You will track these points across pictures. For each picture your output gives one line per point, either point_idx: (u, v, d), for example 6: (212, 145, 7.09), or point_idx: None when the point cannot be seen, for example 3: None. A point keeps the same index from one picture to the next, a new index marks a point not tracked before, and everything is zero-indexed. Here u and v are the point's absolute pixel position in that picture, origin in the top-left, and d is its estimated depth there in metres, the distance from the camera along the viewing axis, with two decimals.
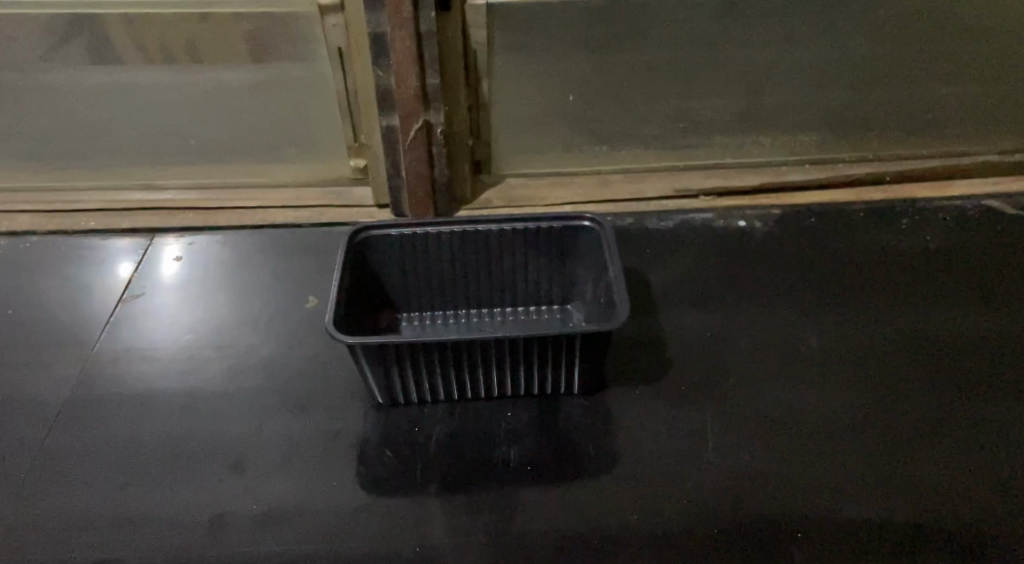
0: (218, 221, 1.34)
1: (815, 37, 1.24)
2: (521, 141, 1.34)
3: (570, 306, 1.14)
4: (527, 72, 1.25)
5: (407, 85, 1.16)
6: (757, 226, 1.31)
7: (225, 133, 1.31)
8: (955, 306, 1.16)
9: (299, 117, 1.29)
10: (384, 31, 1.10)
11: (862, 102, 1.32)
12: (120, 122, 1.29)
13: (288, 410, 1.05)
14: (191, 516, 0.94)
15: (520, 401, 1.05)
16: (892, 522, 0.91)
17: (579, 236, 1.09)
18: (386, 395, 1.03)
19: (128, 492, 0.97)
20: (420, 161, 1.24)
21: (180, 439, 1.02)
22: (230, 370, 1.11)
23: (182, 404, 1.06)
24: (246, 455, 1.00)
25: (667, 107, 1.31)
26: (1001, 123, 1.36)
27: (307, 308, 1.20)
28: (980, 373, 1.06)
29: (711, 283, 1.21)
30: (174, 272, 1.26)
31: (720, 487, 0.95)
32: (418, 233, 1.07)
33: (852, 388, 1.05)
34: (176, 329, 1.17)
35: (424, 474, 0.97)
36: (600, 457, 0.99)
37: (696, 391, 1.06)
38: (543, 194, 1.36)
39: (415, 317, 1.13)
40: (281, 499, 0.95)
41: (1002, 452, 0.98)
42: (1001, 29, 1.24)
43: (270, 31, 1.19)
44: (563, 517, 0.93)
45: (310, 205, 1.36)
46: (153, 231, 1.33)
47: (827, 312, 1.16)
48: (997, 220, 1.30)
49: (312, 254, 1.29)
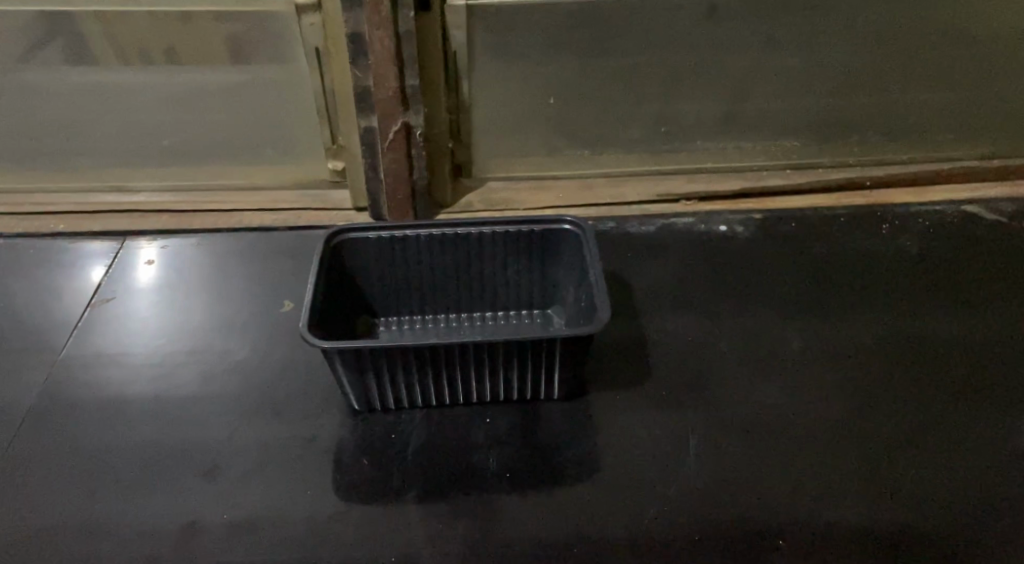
0: (192, 223, 1.32)
1: (796, 42, 1.24)
2: (502, 144, 1.33)
3: (551, 309, 1.12)
4: (508, 75, 1.24)
5: (386, 86, 1.14)
6: (739, 231, 1.30)
7: (200, 134, 1.29)
8: (936, 311, 1.16)
9: (276, 117, 1.26)
10: (364, 30, 1.08)
11: (842, 107, 1.32)
12: (92, 123, 1.27)
13: (263, 415, 1.03)
14: (161, 526, 0.91)
15: (500, 406, 1.03)
16: (876, 526, 0.91)
17: (561, 238, 1.07)
18: (363, 401, 1.01)
19: (95, 501, 0.94)
20: (399, 163, 1.22)
21: (152, 445, 0.99)
22: (204, 374, 1.08)
23: (152, 410, 1.04)
24: (220, 461, 0.98)
25: (649, 111, 1.31)
26: (980, 128, 1.37)
27: (283, 312, 1.17)
28: (962, 377, 1.07)
29: (692, 286, 1.20)
30: (147, 275, 1.23)
31: (704, 493, 0.94)
32: (397, 235, 1.06)
33: (834, 392, 1.05)
34: (148, 334, 1.14)
35: (403, 481, 0.95)
36: (582, 464, 0.97)
37: (679, 396, 1.05)
38: (525, 197, 1.35)
39: (393, 321, 1.11)
40: (256, 507, 0.93)
41: (984, 456, 0.98)
42: (979, 36, 1.25)
43: (246, 31, 1.17)
44: (545, 524, 0.91)
45: (287, 208, 1.34)
46: (125, 234, 1.31)
47: (808, 316, 1.15)
48: (977, 224, 1.30)
49: (288, 257, 1.27)
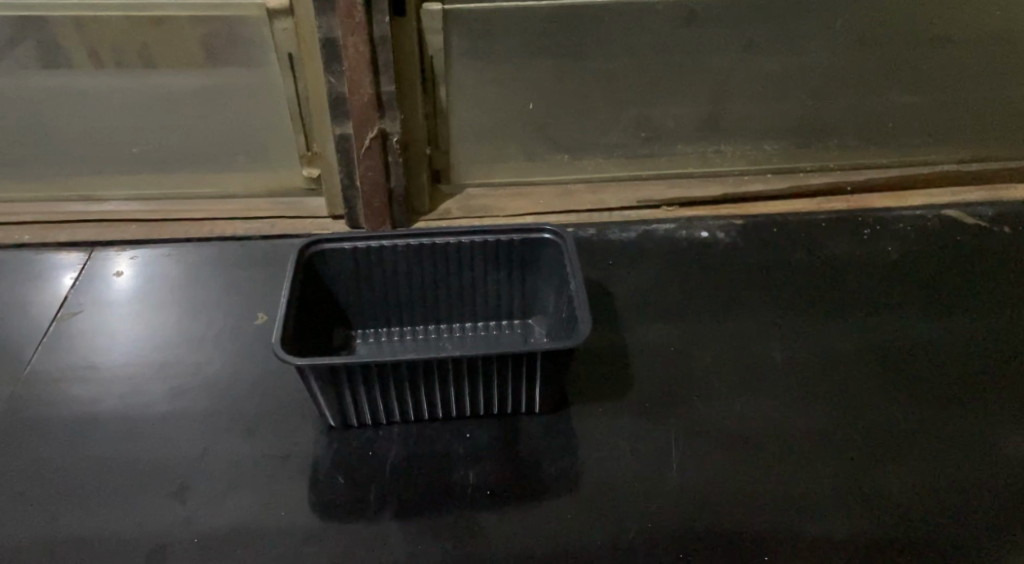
0: (163, 233, 1.29)
1: (776, 47, 1.23)
2: (481, 151, 1.31)
3: (531, 319, 1.11)
4: (486, 80, 1.22)
5: (362, 92, 1.12)
6: (720, 237, 1.29)
7: (170, 142, 1.26)
8: (918, 318, 1.15)
9: (249, 123, 1.24)
10: (337, 35, 1.06)
11: (822, 111, 1.32)
12: (57, 130, 1.23)
13: (236, 432, 1.00)
14: (129, 546, 0.88)
15: (480, 420, 1.01)
16: (861, 538, 0.89)
17: (541, 248, 1.06)
18: (338, 417, 0.98)
19: (59, 525, 0.90)
20: (375, 171, 1.20)
21: (120, 463, 0.97)
22: (174, 390, 1.05)
23: (120, 428, 1.01)
24: (189, 482, 0.95)
25: (629, 116, 1.29)
26: (959, 132, 1.37)
27: (256, 324, 1.15)
28: (947, 384, 1.06)
29: (673, 293, 1.19)
30: (116, 287, 1.20)
31: (687, 506, 0.92)
32: (373, 246, 1.03)
33: (817, 400, 1.04)
34: (117, 349, 1.11)
35: (380, 499, 0.93)
36: (562, 479, 0.95)
37: (660, 406, 1.03)
38: (504, 204, 1.33)
39: (370, 334, 1.09)
40: (227, 528, 0.90)
41: (968, 464, 0.97)
42: (957, 41, 1.25)
43: (216, 37, 1.14)
44: (527, 539, 0.89)
45: (260, 217, 1.31)
46: (93, 245, 1.27)
47: (791, 324, 1.14)
48: (958, 229, 1.30)
49: (262, 266, 1.24)
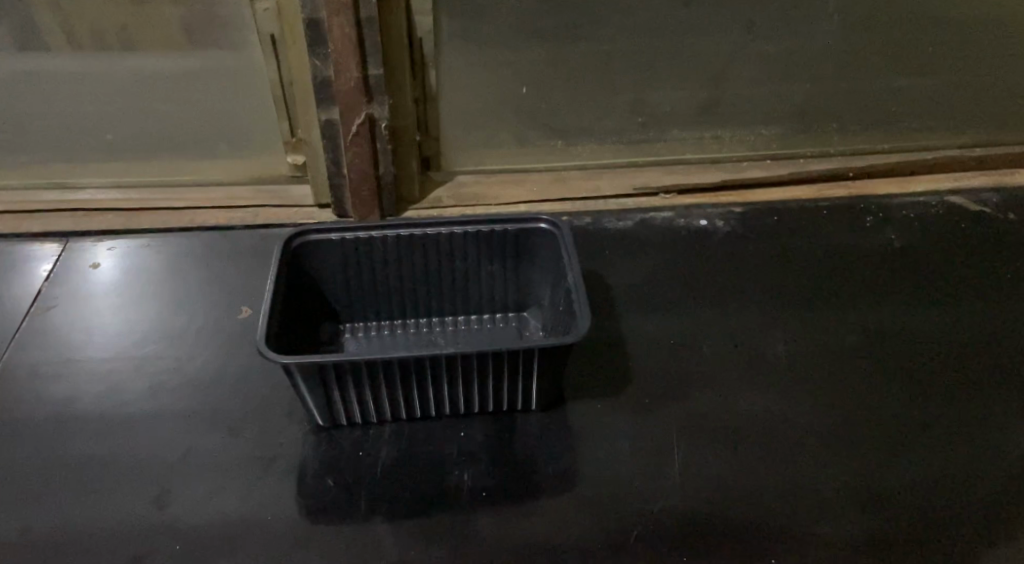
0: (141, 222, 1.23)
1: (776, 28, 1.19)
2: (472, 137, 1.27)
3: (526, 313, 1.07)
4: (476, 62, 1.18)
5: (348, 76, 1.07)
6: (719, 225, 1.26)
7: (150, 127, 1.20)
8: (922, 307, 1.12)
9: (231, 108, 1.19)
10: (322, 16, 1.01)
11: (823, 95, 1.28)
12: (31, 114, 1.18)
13: (219, 431, 0.96)
14: (107, 549, 0.85)
15: (475, 418, 0.98)
16: (867, 535, 0.87)
17: (536, 239, 1.02)
18: (327, 417, 0.94)
19: (33, 530, 0.86)
20: (363, 158, 1.15)
21: (97, 463, 0.93)
22: (154, 387, 1.01)
23: (96, 427, 0.97)
24: (170, 483, 0.91)
25: (625, 101, 1.26)
26: (961, 116, 1.34)
27: (240, 319, 1.10)
28: (950, 376, 1.03)
29: (672, 284, 1.16)
30: (92, 280, 1.15)
31: (689, 505, 0.89)
32: (361, 237, 0.99)
33: (821, 393, 1.01)
34: (94, 345, 1.06)
35: (371, 500, 0.90)
36: (558, 479, 0.92)
37: (662, 401, 1.00)
38: (497, 192, 1.29)
39: (360, 329, 1.05)
40: (210, 529, 0.87)
41: (975, 458, 0.95)
42: (962, 22, 1.22)
43: (196, 17, 1.09)
44: (523, 538, 0.86)
45: (243, 206, 1.26)
46: (68, 235, 1.22)
47: (793, 315, 1.11)
48: (961, 216, 1.27)
49: (245, 259, 1.19)
